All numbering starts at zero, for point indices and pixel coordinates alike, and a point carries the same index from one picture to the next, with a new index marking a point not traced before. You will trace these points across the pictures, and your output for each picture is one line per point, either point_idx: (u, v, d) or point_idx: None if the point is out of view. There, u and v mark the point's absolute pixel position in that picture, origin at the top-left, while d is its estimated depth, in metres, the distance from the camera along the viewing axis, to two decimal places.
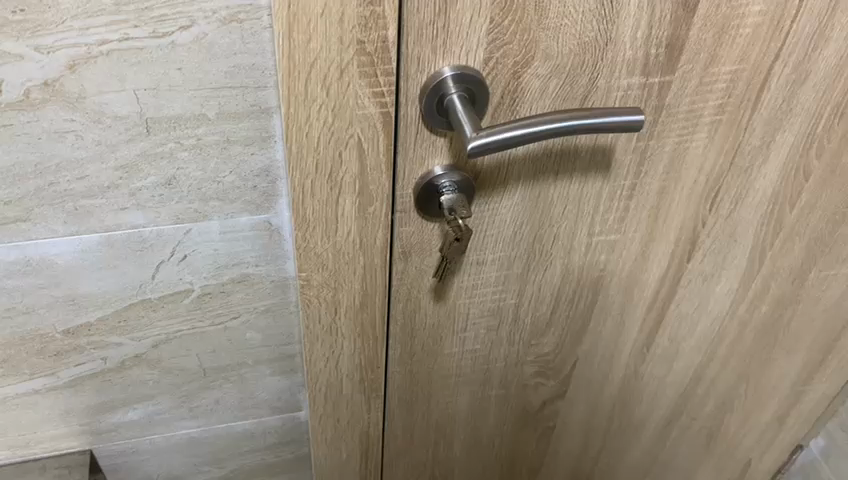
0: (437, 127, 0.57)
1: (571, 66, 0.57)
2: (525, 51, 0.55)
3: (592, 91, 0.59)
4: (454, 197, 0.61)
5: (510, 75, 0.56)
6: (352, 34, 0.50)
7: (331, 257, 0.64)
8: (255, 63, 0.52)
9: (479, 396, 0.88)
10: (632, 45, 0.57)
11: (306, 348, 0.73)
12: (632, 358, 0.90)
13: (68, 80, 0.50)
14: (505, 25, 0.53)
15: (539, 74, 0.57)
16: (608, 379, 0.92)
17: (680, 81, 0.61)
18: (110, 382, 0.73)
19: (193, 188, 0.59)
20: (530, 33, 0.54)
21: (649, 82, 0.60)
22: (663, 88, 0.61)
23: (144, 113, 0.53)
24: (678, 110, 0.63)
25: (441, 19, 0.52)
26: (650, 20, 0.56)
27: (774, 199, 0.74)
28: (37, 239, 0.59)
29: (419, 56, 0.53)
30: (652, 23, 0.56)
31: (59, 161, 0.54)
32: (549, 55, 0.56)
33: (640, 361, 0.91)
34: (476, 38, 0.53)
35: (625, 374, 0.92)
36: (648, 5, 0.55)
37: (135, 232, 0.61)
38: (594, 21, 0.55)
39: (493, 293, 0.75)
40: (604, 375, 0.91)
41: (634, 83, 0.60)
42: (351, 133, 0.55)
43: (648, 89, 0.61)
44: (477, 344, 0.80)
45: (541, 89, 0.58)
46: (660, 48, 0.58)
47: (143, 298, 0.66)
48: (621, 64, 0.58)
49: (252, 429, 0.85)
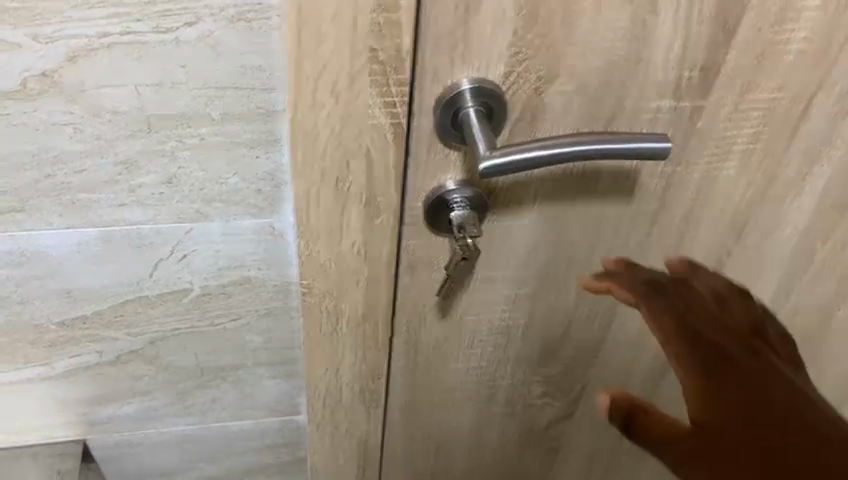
0: (452, 141, 0.54)
1: (598, 85, 0.54)
2: (549, 67, 0.52)
3: (620, 112, 0.56)
4: (464, 214, 0.58)
5: (532, 91, 0.53)
6: (365, 41, 0.47)
7: (334, 266, 0.61)
8: (263, 65, 0.50)
9: (484, 413, 0.85)
10: (665, 67, 0.54)
11: (306, 355, 0.71)
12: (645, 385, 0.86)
13: (67, 72, 0.48)
14: (530, 38, 0.50)
15: (563, 91, 0.54)
16: None
17: (714, 105, 0.58)
18: (106, 375, 0.72)
19: (195, 189, 0.57)
20: (556, 48, 0.51)
21: (681, 105, 0.57)
22: (694, 113, 0.58)
23: (145, 109, 0.51)
24: (711, 137, 0.60)
25: (462, 30, 0.49)
26: (686, 42, 0.53)
27: (807, 233, 0.71)
28: (33, 230, 0.57)
29: (436, 66, 0.50)
30: (687, 44, 0.53)
31: (57, 153, 0.52)
32: (574, 72, 0.53)
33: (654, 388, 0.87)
34: (498, 51, 0.50)
35: None
36: (684, 27, 0.52)
37: (134, 229, 0.59)
38: (626, 39, 0.52)
39: (503, 311, 0.72)
40: None
41: (664, 105, 0.56)
42: (360, 142, 0.53)
43: (679, 113, 0.57)
44: (484, 361, 0.78)
45: (565, 107, 0.54)
46: (693, 71, 0.55)
47: (140, 295, 0.65)
48: (651, 86, 0.55)
49: (249, 429, 0.83)
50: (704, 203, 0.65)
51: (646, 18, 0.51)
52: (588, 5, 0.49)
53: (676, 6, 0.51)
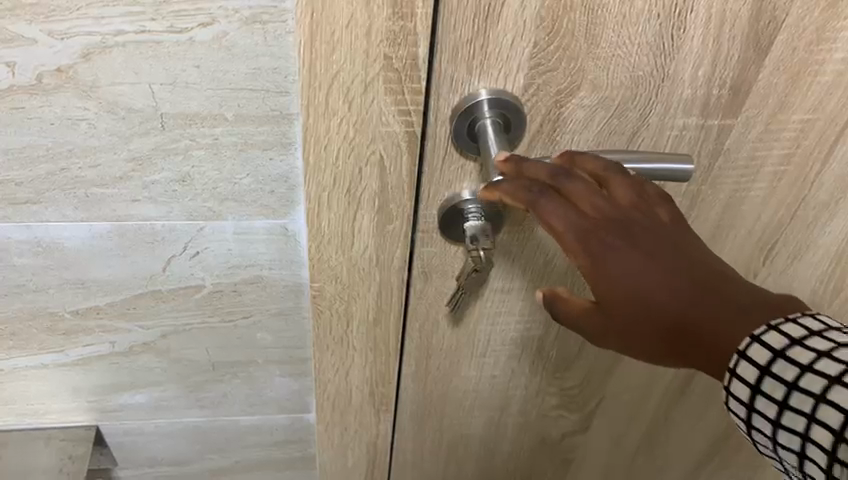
0: (468, 150, 0.53)
1: (621, 100, 0.52)
2: (570, 80, 0.50)
3: (643, 128, 0.54)
4: (478, 225, 0.56)
5: (552, 104, 0.51)
6: (379, 49, 0.46)
7: (345, 271, 0.61)
8: (277, 67, 0.49)
9: (495, 421, 0.84)
10: (691, 84, 0.52)
11: (316, 356, 0.70)
12: (662, 402, 0.85)
13: (82, 69, 0.48)
14: (551, 51, 0.49)
15: (584, 105, 0.52)
16: (636, 419, 0.87)
17: (743, 125, 0.55)
18: (119, 364, 0.73)
19: (208, 188, 0.56)
20: (578, 61, 0.49)
21: (707, 124, 0.55)
22: (722, 132, 0.55)
23: (159, 107, 0.51)
24: (737, 156, 0.58)
25: (480, 40, 0.47)
26: (715, 59, 0.51)
27: (837, 257, 0.68)
28: (48, 222, 0.58)
29: (453, 76, 0.49)
30: (716, 62, 0.51)
31: (71, 148, 0.53)
32: (596, 86, 0.51)
33: (671, 406, 0.85)
34: (517, 62, 0.49)
35: (654, 417, 0.87)
36: (713, 43, 0.50)
37: (147, 225, 0.59)
38: (652, 54, 0.50)
39: (517, 322, 0.71)
40: (631, 415, 0.86)
41: (690, 123, 0.54)
42: (373, 149, 0.52)
43: (706, 131, 0.55)
44: (497, 371, 0.77)
45: (586, 120, 0.53)
46: (722, 89, 0.53)
47: (153, 289, 0.65)
48: (676, 102, 0.53)
49: (259, 424, 0.84)
50: (730, 225, 0.63)
51: (673, 33, 0.49)
52: (613, 18, 0.47)
53: (707, 22, 0.48)
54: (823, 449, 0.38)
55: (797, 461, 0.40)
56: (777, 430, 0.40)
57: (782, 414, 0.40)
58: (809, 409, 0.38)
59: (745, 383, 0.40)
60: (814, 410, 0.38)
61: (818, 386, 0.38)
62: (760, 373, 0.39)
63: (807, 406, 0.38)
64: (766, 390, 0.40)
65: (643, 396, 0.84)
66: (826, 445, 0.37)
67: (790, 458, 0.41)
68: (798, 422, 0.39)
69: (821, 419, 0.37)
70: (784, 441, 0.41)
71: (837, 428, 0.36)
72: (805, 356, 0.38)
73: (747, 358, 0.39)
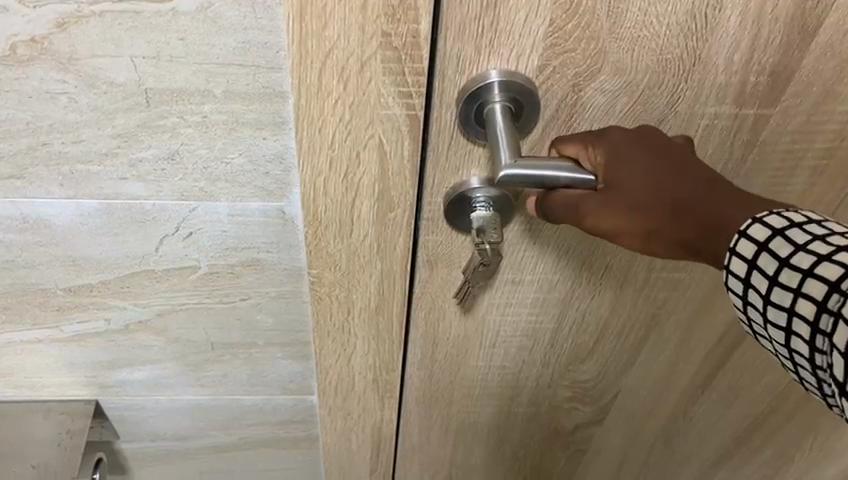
0: (475, 136, 0.49)
1: (647, 85, 0.47)
2: (590, 62, 0.46)
3: (670, 116, 0.49)
4: (486, 216, 0.52)
5: (569, 88, 0.47)
6: (376, 24, 0.42)
7: (345, 257, 0.57)
8: (268, 42, 0.45)
9: (504, 409, 0.80)
10: (726, 69, 0.47)
11: (317, 342, 0.67)
12: (681, 400, 0.81)
13: (58, 39, 0.44)
14: (568, 30, 0.44)
15: (605, 90, 0.47)
16: (652, 413, 0.83)
17: (781, 115, 0.50)
18: (115, 341, 0.70)
19: (199, 167, 0.53)
20: (599, 41, 0.45)
21: (742, 113, 0.50)
22: (759, 122, 0.50)
23: (143, 82, 0.47)
24: (775, 149, 0.52)
25: (490, 15, 0.43)
26: (753, 42, 0.45)
27: None
28: (33, 198, 0.55)
29: (460, 54, 0.44)
30: (754, 45, 0.46)
31: (52, 122, 0.49)
32: (619, 69, 0.46)
33: (691, 404, 0.81)
34: (530, 41, 0.44)
35: (672, 412, 0.83)
36: (753, 24, 0.44)
37: (137, 204, 0.56)
38: (682, 36, 0.45)
39: (529, 314, 0.67)
40: (648, 409, 0.82)
41: (722, 112, 0.49)
42: (371, 133, 0.48)
43: (740, 121, 0.50)
44: (507, 361, 0.73)
45: (607, 107, 0.48)
46: (760, 76, 0.47)
47: (146, 269, 0.62)
48: (709, 90, 0.48)
49: (263, 403, 0.82)
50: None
51: (707, 12, 0.44)
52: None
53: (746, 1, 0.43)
54: (807, 323, 0.37)
55: (784, 344, 0.39)
56: (766, 308, 0.39)
57: (771, 290, 0.38)
58: (797, 284, 0.37)
59: (742, 259, 0.40)
60: (801, 284, 0.37)
61: (808, 263, 0.37)
62: (757, 250, 0.39)
63: (794, 281, 0.37)
64: (759, 265, 0.39)
65: (661, 391, 0.80)
66: (811, 318, 0.36)
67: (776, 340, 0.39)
68: (786, 299, 0.38)
69: (807, 294, 0.36)
70: (771, 323, 0.39)
71: (821, 299, 0.36)
72: (802, 236, 0.38)
73: (746, 236, 0.40)
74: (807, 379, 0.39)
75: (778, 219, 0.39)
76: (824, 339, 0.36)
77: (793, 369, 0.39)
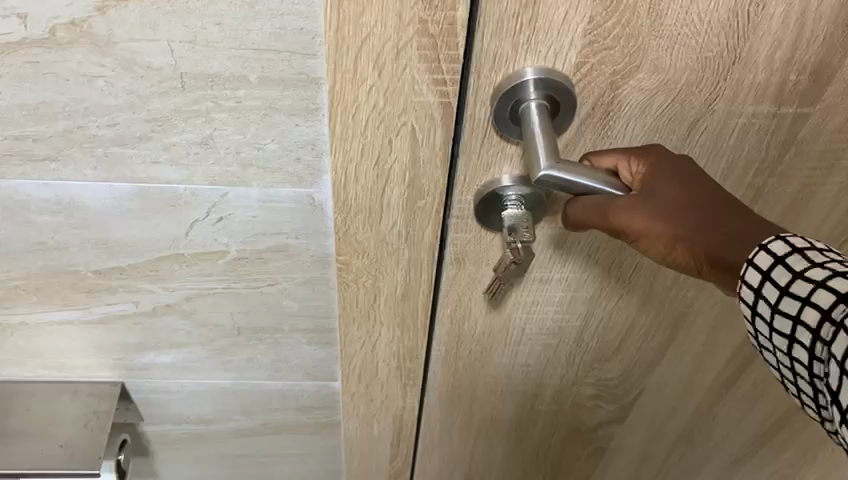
0: (511, 135, 0.49)
1: (685, 83, 0.48)
2: (629, 60, 0.46)
3: (708, 116, 0.50)
4: (517, 215, 0.53)
5: (606, 85, 0.47)
6: (413, 11, 0.42)
7: (373, 245, 0.58)
8: (304, 28, 0.45)
9: (527, 407, 0.81)
10: (766, 67, 0.47)
11: (342, 329, 0.68)
12: (705, 398, 0.81)
13: (97, 23, 0.45)
14: (608, 27, 0.44)
15: (641, 88, 0.47)
16: (675, 412, 0.83)
17: (819, 114, 0.51)
18: (143, 324, 0.71)
19: (232, 152, 0.53)
20: (639, 39, 0.45)
21: (780, 111, 0.50)
22: (797, 120, 0.51)
23: (179, 66, 0.47)
24: (812, 147, 0.54)
25: (529, 12, 0.43)
26: (794, 41, 0.46)
27: None
28: (67, 180, 0.55)
29: (497, 51, 0.45)
30: (795, 44, 0.46)
31: (89, 105, 0.50)
32: (657, 67, 0.46)
33: (715, 402, 0.81)
34: (572, 47, 0.45)
35: (695, 410, 0.83)
36: (795, 22, 0.45)
37: (169, 188, 0.56)
38: (723, 35, 0.45)
39: (556, 313, 0.67)
40: (671, 408, 0.82)
41: (760, 110, 0.50)
42: (404, 120, 0.48)
43: (777, 120, 0.51)
44: (531, 360, 0.73)
45: (644, 108, 0.49)
46: (800, 74, 0.48)
47: (176, 253, 0.63)
48: (747, 88, 0.48)
49: (286, 388, 0.82)
50: (797, 220, 0.60)
51: (750, 11, 0.44)
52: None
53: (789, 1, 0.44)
54: (810, 331, 0.38)
55: (786, 351, 0.40)
56: (774, 316, 0.40)
57: (781, 299, 0.40)
58: (806, 294, 0.38)
59: (757, 269, 0.41)
60: (810, 294, 0.38)
61: (821, 275, 0.38)
62: (774, 261, 0.40)
63: (805, 291, 0.39)
64: (773, 276, 0.40)
65: (684, 390, 0.80)
66: (814, 326, 0.38)
67: (781, 347, 0.40)
68: (793, 308, 0.39)
69: (805, 321, 0.38)
70: (777, 331, 0.40)
71: (827, 310, 0.37)
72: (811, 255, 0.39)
73: (765, 249, 0.41)
74: (804, 391, 0.40)
75: (789, 239, 0.40)
76: (823, 349, 0.37)
77: (793, 378, 0.41)
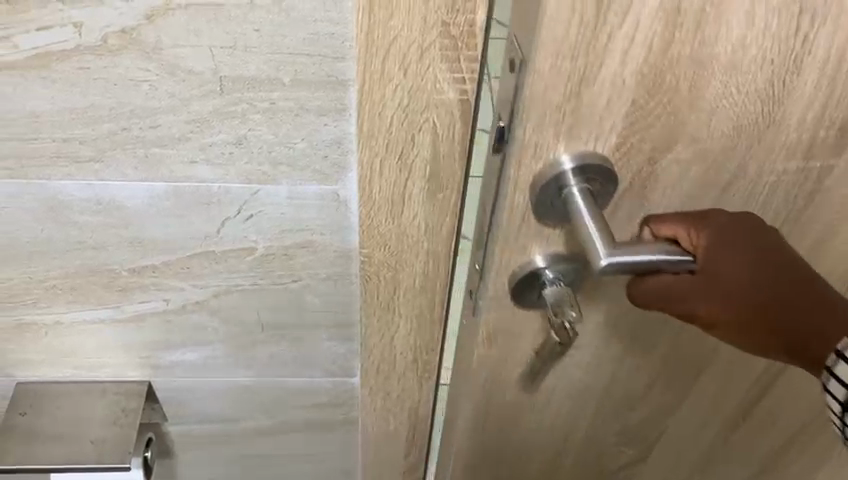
0: (552, 220, 0.50)
1: (720, 151, 0.48)
2: (668, 136, 0.47)
3: (742, 179, 0.50)
4: (561, 294, 0.53)
5: (645, 161, 0.48)
6: (437, 15, 0.46)
7: (394, 238, 0.62)
8: (335, 33, 0.50)
9: (547, 465, 0.76)
10: (798, 128, 0.48)
11: (363, 321, 0.72)
12: (719, 435, 0.78)
13: (146, 30, 0.49)
14: (650, 107, 0.45)
15: (679, 160, 0.48)
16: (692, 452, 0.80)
17: (845, 165, 0.51)
18: (171, 322, 0.75)
19: (263, 151, 0.57)
20: (679, 117, 0.46)
21: (809, 165, 0.51)
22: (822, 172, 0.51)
23: (219, 70, 0.52)
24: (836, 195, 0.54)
25: (573, 103, 0.44)
26: (825, 100, 0.47)
27: None
28: (108, 181, 0.59)
29: (539, 142, 0.46)
30: (826, 103, 0.47)
31: (133, 108, 0.54)
32: (695, 139, 0.47)
33: (728, 438, 0.79)
34: (612, 123, 0.45)
35: (708, 449, 0.80)
36: (826, 84, 0.46)
37: (203, 186, 0.60)
38: (759, 102, 0.46)
39: (584, 366, 0.64)
40: (688, 448, 0.79)
41: (791, 167, 0.50)
42: (427, 117, 0.52)
43: (806, 173, 0.51)
44: (558, 416, 0.69)
45: (681, 176, 0.49)
46: (830, 129, 0.49)
47: (207, 250, 0.66)
48: (779, 149, 0.49)
49: (305, 386, 0.86)
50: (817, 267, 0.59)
51: (784, 78, 0.45)
52: (721, 68, 0.44)
53: (822, 64, 0.45)
54: None
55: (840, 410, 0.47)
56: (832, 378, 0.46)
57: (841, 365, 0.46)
58: None
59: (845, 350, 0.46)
60: None
61: None
62: None
63: None
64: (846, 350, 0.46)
65: (702, 431, 0.77)
66: None
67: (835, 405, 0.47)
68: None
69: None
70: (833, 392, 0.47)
71: None
72: None
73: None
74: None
75: None
76: None
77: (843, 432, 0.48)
